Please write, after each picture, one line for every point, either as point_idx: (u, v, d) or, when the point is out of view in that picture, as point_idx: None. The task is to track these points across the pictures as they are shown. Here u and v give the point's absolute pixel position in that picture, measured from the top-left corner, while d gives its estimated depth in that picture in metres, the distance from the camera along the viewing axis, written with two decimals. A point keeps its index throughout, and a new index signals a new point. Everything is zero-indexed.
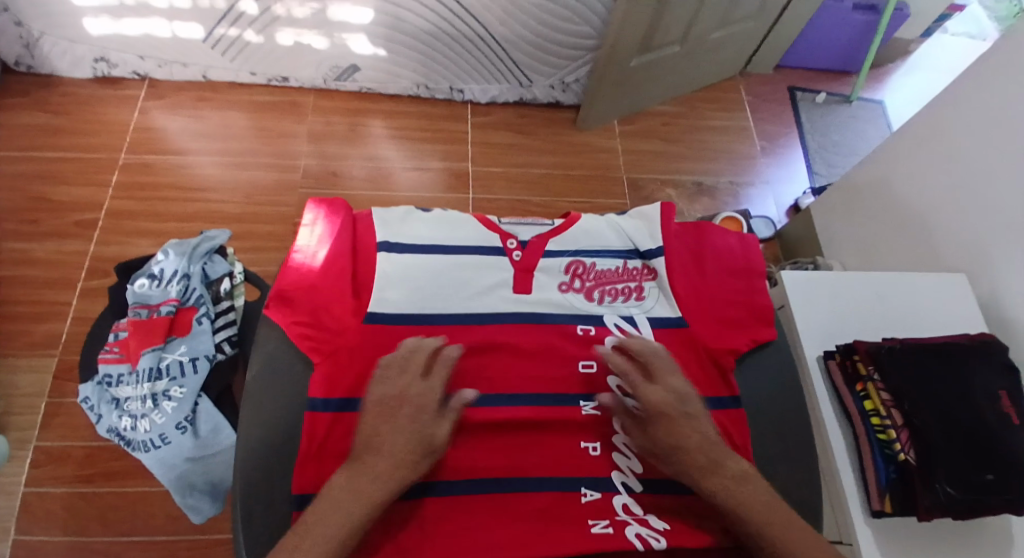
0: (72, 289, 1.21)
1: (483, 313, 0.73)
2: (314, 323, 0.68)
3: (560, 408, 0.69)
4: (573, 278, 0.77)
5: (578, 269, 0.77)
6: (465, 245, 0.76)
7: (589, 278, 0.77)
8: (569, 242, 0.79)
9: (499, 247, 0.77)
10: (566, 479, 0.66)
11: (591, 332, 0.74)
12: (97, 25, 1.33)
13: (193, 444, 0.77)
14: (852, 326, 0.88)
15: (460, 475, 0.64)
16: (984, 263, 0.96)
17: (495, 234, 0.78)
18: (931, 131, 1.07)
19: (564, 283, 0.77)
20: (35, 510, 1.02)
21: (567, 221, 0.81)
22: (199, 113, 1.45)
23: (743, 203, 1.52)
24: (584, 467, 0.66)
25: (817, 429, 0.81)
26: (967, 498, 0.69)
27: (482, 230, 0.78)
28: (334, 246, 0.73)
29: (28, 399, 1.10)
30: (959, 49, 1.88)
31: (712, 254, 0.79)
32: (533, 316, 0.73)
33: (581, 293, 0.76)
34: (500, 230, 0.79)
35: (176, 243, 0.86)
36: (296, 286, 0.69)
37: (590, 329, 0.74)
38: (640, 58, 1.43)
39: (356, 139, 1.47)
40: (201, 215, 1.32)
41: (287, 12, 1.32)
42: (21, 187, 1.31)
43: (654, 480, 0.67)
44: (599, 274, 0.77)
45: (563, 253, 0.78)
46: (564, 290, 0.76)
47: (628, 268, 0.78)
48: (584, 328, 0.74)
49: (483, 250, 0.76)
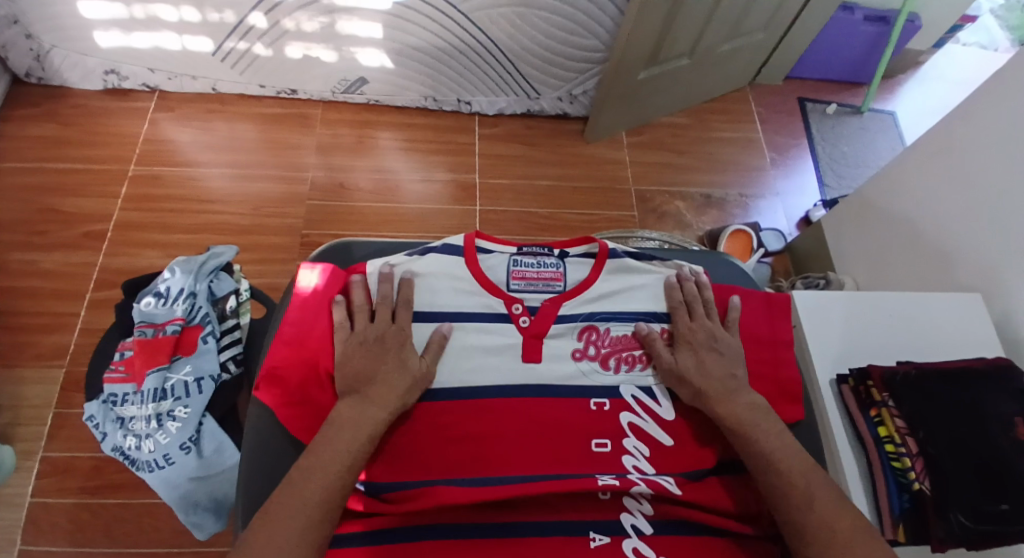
0: (80, 300, 1.22)
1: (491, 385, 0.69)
2: (306, 406, 0.65)
3: (569, 448, 0.67)
4: (587, 345, 0.73)
5: (592, 336, 0.73)
6: (469, 307, 0.72)
7: (605, 345, 0.73)
8: (582, 306, 0.74)
9: (505, 313, 0.73)
10: (575, 523, 0.63)
11: (605, 406, 0.70)
12: (108, 39, 1.35)
13: (196, 464, 0.77)
14: (865, 350, 0.86)
15: (462, 518, 0.62)
16: (998, 282, 0.94)
17: (501, 300, 0.73)
18: (943, 148, 1.05)
19: (578, 349, 0.73)
20: (41, 522, 1.02)
21: (581, 283, 0.75)
22: (207, 125, 1.46)
23: (752, 216, 1.50)
24: (592, 509, 0.64)
25: (831, 460, 0.79)
26: (982, 528, 0.67)
27: (487, 295, 0.73)
28: (328, 319, 0.68)
29: (36, 411, 1.11)
30: (972, 60, 1.86)
31: (736, 319, 0.76)
32: (543, 391, 0.70)
33: (597, 361, 0.73)
34: (507, 294, 0.74)
35: (182, 260, 0.86)
36: (288, 365, 0.66)
37: (604, 403, 0.70)
38: (649, 71, 1.42)
39: (363, 150, 1.47)
40: (209, 227, 1.32)
41: (296, 26, 1.32)
42: (31, 198, 1.32)
43: (666, 522, 0.64)
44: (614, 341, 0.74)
45: (576, 319, 0.74)
46: (578, 359, 0.72)
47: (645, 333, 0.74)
48: (597, 402, 0.70)
49: (490, 318, 0.72)
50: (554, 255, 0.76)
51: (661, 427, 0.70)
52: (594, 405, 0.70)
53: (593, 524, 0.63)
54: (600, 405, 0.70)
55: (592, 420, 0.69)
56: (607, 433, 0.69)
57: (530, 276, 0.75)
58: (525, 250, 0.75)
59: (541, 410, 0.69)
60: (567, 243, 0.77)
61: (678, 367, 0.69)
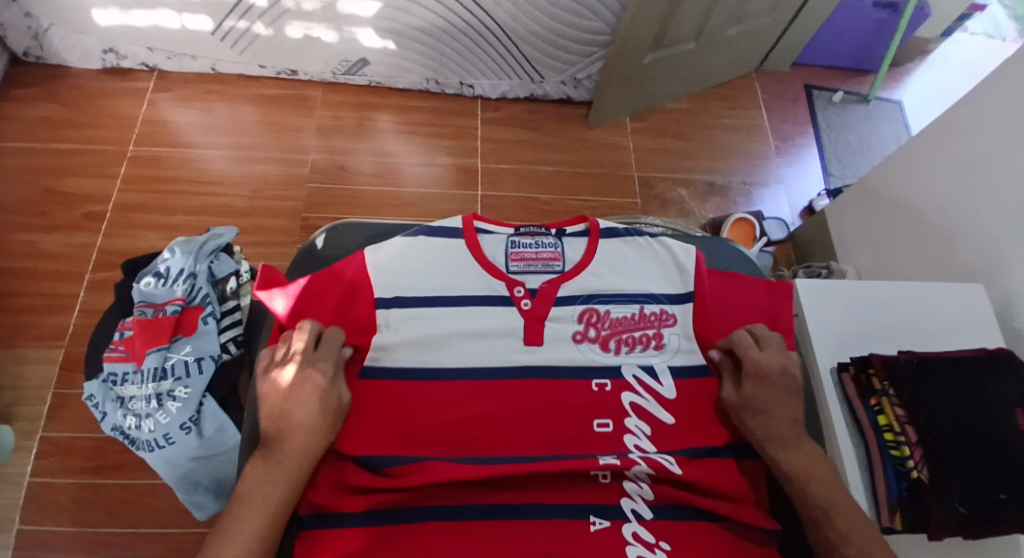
0: (80, 281, 1.21)
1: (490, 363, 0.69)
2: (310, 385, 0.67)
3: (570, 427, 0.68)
4: (588, 327, 0.72)
5: (592, 318, 0.73)
6: (468, 282, 0.72)
7: (605, 327, 0.73)
8: (582, 287, 0.73)
9: (506, 296, 0.72)
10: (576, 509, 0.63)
11: (607, 387, 0.70)
12: (106, 16, 1.33)
13: (198, 444, 0.77)
14: (865, 339, 0.86)
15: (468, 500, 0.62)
16: (1002, 272, 0.93)
17: (500, 282, 0.72)
18: (949, 137, 1.04)
19: (579, 332, 0.72)
20: (42, 502, 1.03)
21: (578, 265, 0.74)
22: (207, 106, 1.44)
23: (755, 204, 1.49)
24: (593, 491, 0.65)
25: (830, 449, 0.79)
26: (979, 516, 0.67)
27: (484, 275, 0.72)
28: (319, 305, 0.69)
29: (37, 390, 1.11)
30: (981, 49, 1.84)
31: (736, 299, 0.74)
32: (543, 369, 0.70)
33: (597, 343, 0.72)
34: (506, 276, 0.73)
35: (183, 241, 0.85)
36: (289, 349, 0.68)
37: (606, 383, 0.70)
38: (654, 55, 1.41)
39: (365, 133, 1.45)
40: (208, 209, 1.31)
41: (297, 6, 1.30)
42: (30, 178, 1.31)
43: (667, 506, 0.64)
44: (613, 322, 0.73)
45: (576, 300, 0.73)
46: (579, 341, 0.72)
47: (644, 314, 0.73)
48: (598, 382, 0.70)
49: (489, 300, 0.72)
50: (551, 235, 0.76)
51: (663, 409, 0.70)
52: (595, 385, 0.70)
53: (593, 507, 0.64)
54: (600, 385, 0.70)
55: (592, 400, 0.69)
56: (609, 413, 0.69)
57: (529, 258, 0.74)
58: (523, 232, 0.76)
59: (544, 390, 0.69)
60: (564, 222, 0.77)
61: (739, 400, 0.67)
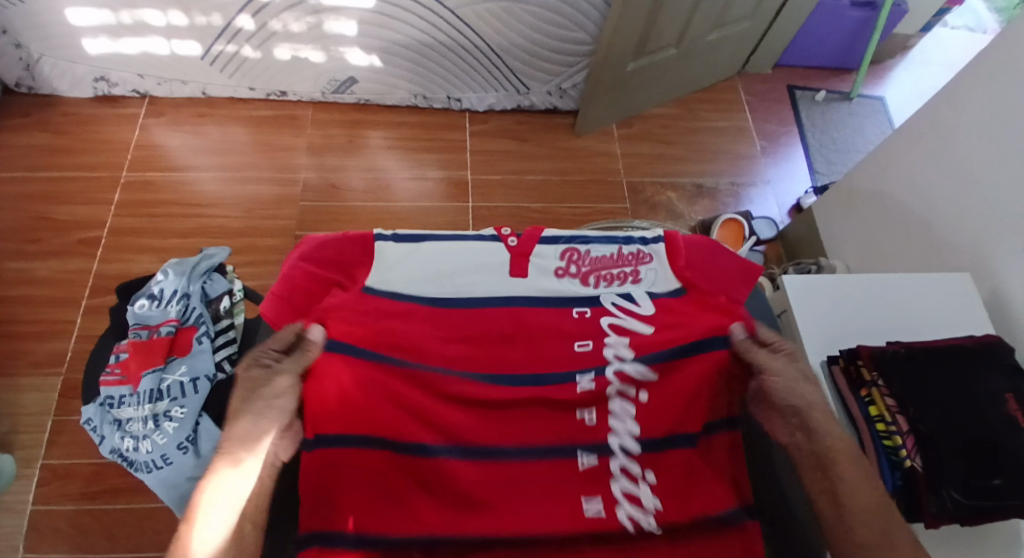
0: (77, 306, 1.22)
1: (475, 334, 0.71)
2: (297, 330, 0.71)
3: (557, 390, 0.70)
4: (569, 264, 0.76)
5: (573, 256, 0.77)
6: (463, 268, 0.74)
7: (585, 264, 0.77)
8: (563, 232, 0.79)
9: (494, 235, 0.77)
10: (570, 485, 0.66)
11: (588, 347, 0.72)
12: (96, 45, 1.35)
13: (194, 463, 0.77)
14: (854, 330, 0.87)
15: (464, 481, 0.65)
16: (987, 263, 0.95)
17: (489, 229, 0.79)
18: (929, 130, 1.06)
19: (560, 268, 0.76)
20: (44, 528, 1.03)
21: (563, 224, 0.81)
22: (198, 129, 1.46)
23: (744, 204, 1.51)
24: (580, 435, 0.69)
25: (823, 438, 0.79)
26: (972, 503, 0.68)
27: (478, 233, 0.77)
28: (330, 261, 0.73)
29: (35, 417, 1.11)
30: (960, 43, 1.87)
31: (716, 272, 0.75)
32: (526, 331, 0.72)
33: (578, 278, 0.76)
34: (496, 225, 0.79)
35: (175, 262, 0.86)
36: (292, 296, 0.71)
37: (587, 344, 0.72)
38: (636, 63, 1.43)
39: (355, 150, 1.47)
40: (202, 231, 1.32)
41: (284, 28, 1.33)
42: (24, 206, 1.32)
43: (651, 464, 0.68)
44: (593, 260, 0.77)
45: (558, 241, 0.77)
46: (560, 276, 0.76)
47: (623, 253, 0.77)
48: (579, 344, 0.72)
49: (479, 299, 0.73)
50: None
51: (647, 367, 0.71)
52: (577, 347, 0.72)
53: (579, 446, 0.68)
54: (583, 347, 0.72)
55: (576, 363, 0.71)
56: (592, 370, 0.71)
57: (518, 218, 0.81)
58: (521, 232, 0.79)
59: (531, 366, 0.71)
60: None
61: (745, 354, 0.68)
